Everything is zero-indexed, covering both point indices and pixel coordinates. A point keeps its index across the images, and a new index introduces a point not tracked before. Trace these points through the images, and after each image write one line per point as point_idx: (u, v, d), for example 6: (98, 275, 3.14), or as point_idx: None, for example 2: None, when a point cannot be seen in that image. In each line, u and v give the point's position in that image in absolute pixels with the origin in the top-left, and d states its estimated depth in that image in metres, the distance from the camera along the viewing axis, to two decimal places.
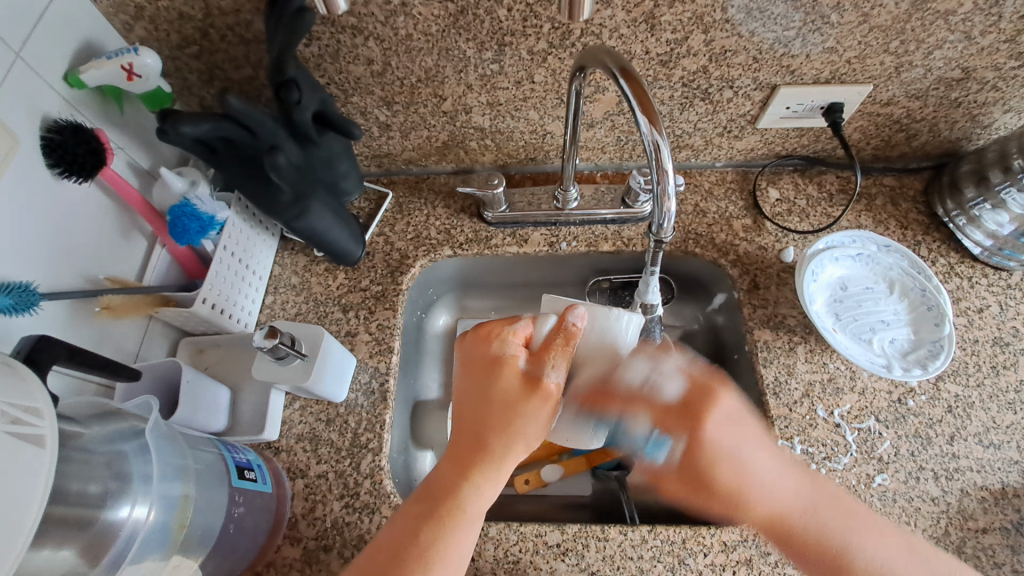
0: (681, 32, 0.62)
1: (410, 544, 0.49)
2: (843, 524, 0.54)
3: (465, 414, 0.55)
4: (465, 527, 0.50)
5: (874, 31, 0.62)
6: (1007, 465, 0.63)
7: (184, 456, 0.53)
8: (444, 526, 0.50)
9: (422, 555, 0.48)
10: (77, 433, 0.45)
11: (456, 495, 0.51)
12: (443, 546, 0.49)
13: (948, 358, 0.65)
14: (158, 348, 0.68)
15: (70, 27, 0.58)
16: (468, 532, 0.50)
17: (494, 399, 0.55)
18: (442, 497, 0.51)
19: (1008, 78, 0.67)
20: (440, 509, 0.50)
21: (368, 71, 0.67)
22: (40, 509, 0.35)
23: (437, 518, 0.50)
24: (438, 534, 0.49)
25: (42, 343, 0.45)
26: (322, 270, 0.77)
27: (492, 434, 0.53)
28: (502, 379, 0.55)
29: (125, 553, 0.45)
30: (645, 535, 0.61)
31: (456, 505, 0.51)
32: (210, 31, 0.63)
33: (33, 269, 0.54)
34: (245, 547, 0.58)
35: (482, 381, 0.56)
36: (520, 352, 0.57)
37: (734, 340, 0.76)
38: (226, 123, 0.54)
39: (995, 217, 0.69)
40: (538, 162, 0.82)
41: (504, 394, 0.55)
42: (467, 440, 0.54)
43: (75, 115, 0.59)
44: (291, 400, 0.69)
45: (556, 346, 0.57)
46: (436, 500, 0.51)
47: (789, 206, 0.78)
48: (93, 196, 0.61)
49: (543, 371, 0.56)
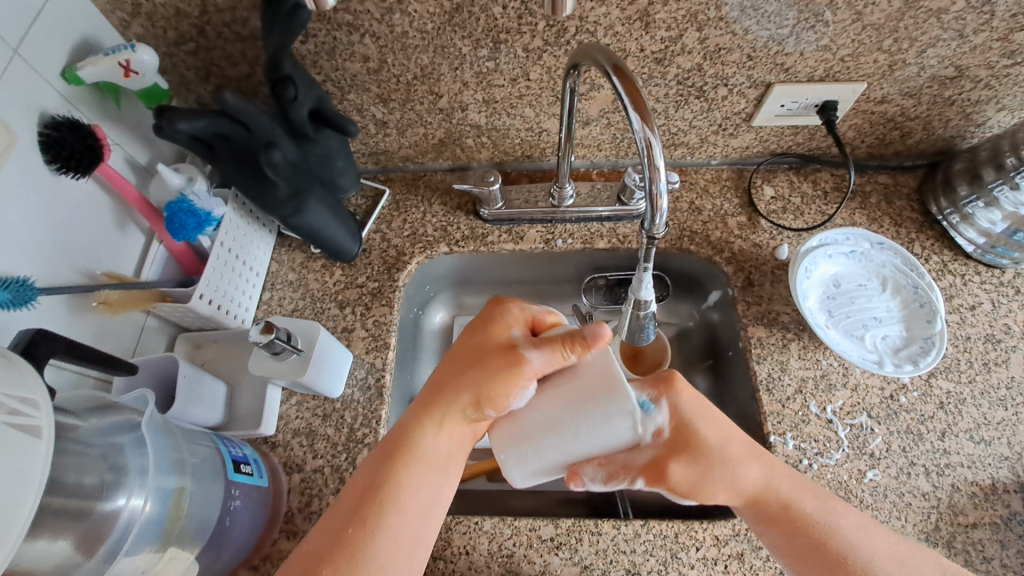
0: (675, 30, 0.62)
1: (364, 500, 0.50)
2: (846, 521, 0.53)
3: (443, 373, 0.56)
4: (413, 468, 0.52)
5: (867, 29, 0.62)
6: (998, 461, 0.63)
7: (181, 449, 0.53)
8: (393, 471, 0.51)
9: (372, 501, 0.50)
10: (74, 426, 0.46)
11: (409, 441, 0.53)
12: (387, 494, 0.50)
13: (939, 355, 0.65)
14: (156, 344, 0.68)
15: (67, 24, 0.58)
16: (416, 480, 0.51)
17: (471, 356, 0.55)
18: (398, 440, 0.53)
19: (1001, 77, 0.67)
20: (394, 452, 0.52)
21: (364, 68, 0.68)
22: (35, 499, 0.36)
23: (392, 462, 0.52)
24: (385, 479, 0.51)
25: (39, 337, 0.45)
26: (318, 266, 0.77)
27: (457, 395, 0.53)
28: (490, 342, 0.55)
29: (120, 545, 0.45)
30: (638, 529, 0.61)
31: (406, 450, 0.52)
32: (207, 28, 0.64)
33: (30, 264, 0.54)
34: (241, 541, 0.58)
35: (471, 339, 0.57)
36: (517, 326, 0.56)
37: (728, 337, 0.76)
38: (221, 120, 0.54)
39: (988, 215, 0.70)
40: (534, 160, 0.82)
41: (482, 364, 0.54)
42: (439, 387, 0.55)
43: (72, 111, 0.59)
44: (287, 395, 0.69)
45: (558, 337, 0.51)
46: (393, 446, 0.53)
47: (784, 204, 0.78)
48: (90, 193, 0.61)
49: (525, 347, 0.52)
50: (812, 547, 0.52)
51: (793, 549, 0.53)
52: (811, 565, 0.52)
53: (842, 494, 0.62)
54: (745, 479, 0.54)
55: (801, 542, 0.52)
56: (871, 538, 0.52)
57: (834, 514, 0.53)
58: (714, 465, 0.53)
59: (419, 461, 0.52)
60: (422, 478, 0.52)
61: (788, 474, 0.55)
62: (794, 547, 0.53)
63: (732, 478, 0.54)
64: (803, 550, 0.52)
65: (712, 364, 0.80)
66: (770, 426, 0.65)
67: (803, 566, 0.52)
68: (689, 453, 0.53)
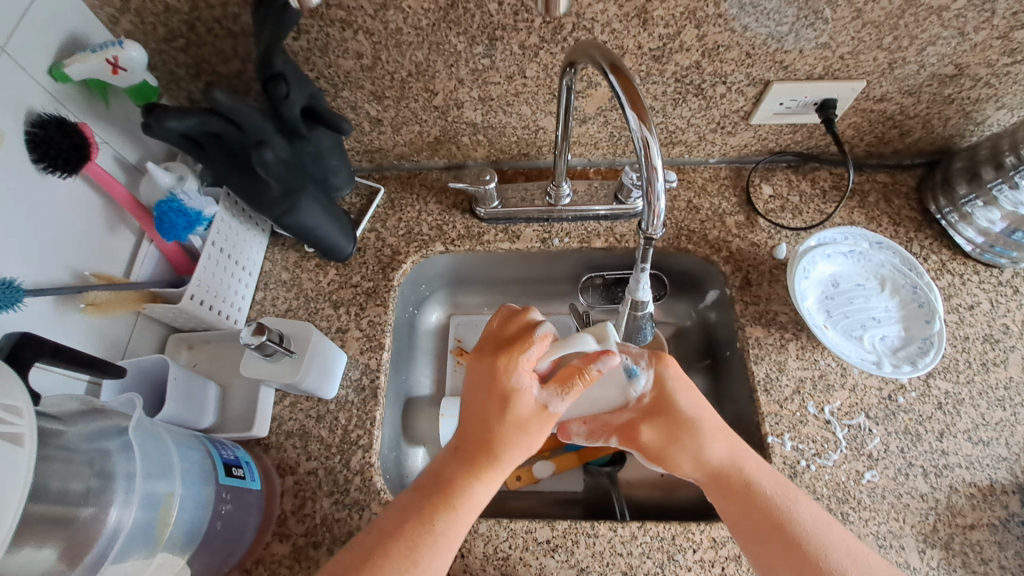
0: (673, 27, 0.61)
1: (418, 526, 0.49)
2: (803, 507, 0.53)
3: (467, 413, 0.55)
4: (460, 518, 0.50)
5: (867, 27, 0.61)
6: (995, 462, 0.63)
7: (169, 454, 0.52)
8: (436, 522, 0.50)
9: (429, 544, 0.49)
10: (59, 431, 0.45)
11: (451, 493, 0.51)
12: (440, 537, 0.49)
13: (937, 355, 0.65)
14: (146, 344, 0.67)
15: (54, 19, 0.57)
16: (466, 523, 0.51)
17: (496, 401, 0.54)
18: (445, 491, 0.51)
19: (1001, 75, 0.66)
20: (446, 501, 0.51)
21: (358, 65, 0.67)
22: (17, 508, 0.35)
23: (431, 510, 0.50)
24: (440, 525, 0.49)
25: (23, 341, 0.44)
26: (312, 266, 0.76)
27: (495, 427, 0.53)
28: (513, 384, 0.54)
29: (106, 553, 0.45)
30: (635, 531, 0.61)
31: (455, 498, 0.51)
32: (197, 24, 0.62)
33: (18, 266, 0.53)
34: (233, 544, 0.57)
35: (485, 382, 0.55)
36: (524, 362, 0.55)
37: (726, 337, 0.76)
38: (213, 119, 0.53)
39: (987, 214, 0.69)
40: (530, 158, 0.81)
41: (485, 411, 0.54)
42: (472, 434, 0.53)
43: (60, 109, 0.58)
44: (281, 397, 0.68)
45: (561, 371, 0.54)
46: (432, 495, 0.51)
47: (782, 203, 0.78)
48: (78, 192, 0.60)
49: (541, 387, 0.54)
50: (756, 522, 0.52)
51: (751, 523, 0.53)
52: (762, 546, 0.52)
53: (839, 496, 0.62)
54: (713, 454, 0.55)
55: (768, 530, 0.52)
56: (825, 523, 0.52)
57: (792, 496, 0.53)
58: (684, 434, 0.56)
59: (467, 508, 0.51)
60: (467, 525, 0.51)
61: (754, 459, 0.56)
62: (753, 533, 0.52)
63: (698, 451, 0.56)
64: (759, 527, 0.52)
65: (710, 363, 0.79)
66: (768, 427, 0.65)
67: (756, 547, 0.52)
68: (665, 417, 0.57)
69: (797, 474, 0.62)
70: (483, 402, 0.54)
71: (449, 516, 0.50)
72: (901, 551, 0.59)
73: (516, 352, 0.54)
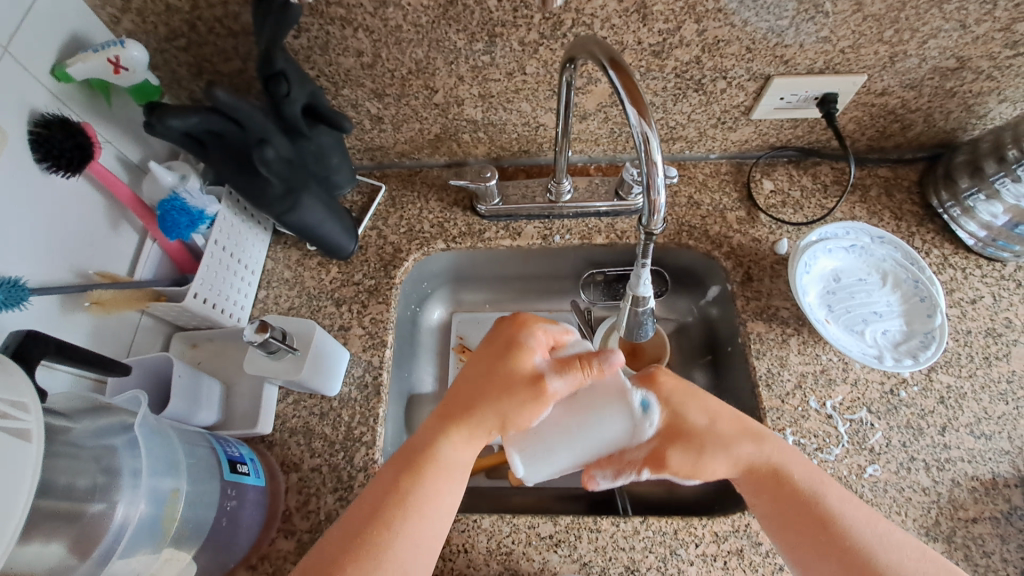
0: (673, 22, 0.61)
1: (386, 499, 0.50)
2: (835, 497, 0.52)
3: (461, 386, 0.56)
4: (441, 479, 0.52)
5: (867, 20, 0.61)
6: (998, 456, 0.63)
7: (174, 451, 0.52)
8: (407, 484, 0.51)
9: (398, 507, 0.50)
10: (65, 428, 0.45)
11: (428, 452, 0.52)
12: (412, 503, 0.50)
13: (938, 349, 0.65)
14: (151, 343, 0.68)
15: (56, 19, 0.57)
16: (438, 487, 0.51)
17: (495, 374, 0.54)
18: (416, 452, 0.53)
19: (1003, 68, 0.66)
20: (413, 463, 0.52)
21: (358, 63, 0.67)
22: (26, 503, 0.36)
23: (418, 469, 0.51)
24: (409, 487, 0.51)
25: (30, 339, 0.45)
26: (314, 264, 0.76)
27: (485, 402, 0.54)
28: (515, 362, 0.54)
29: (114, 548, 0.45)
30: (637, 526, 0.61)
31: (428, 462, 0.52)
32: (198, 23, 0.63)
33: (22, 266, 0.54)
34: (238, 540, 0.58)
35: (495, 357, 0.56)
36: (539, 349, 0.56)
37: (727, 332, 0.76)
38: (214, 117, 0.53)
39: (989, 208, 0.69)
40: (531, 155, 0.81)
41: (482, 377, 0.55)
42: (461, 401, 0.55)
43: (62, 109, 0.58)
44: (284, 394, 0.69)
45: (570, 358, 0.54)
46: (413, 453, 0.53)
47: (783, 198, 0.77)
48: (81, 191, 0.60)
49: (548, 373, 0.53)
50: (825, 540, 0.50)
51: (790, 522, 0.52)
52: (796, 539, 0.51)
53: None
54: (738, 463, 0.55)
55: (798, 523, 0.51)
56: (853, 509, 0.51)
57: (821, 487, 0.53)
58: (705, 456, 0.55)
59: (442, 471, 0.52)
60: (444, 488, 0.52)
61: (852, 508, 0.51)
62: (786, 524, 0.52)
63: (723, 464, 0.55)
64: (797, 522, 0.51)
65: (712, 359, 0.79)
66: (770, 422, 0.65)
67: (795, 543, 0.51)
68: (684, 442, 0.55)
69: None
70: (476, 378, 0.55)
71: (421, 478, 0.51)
72: None
73: (529, 328, 0.57)
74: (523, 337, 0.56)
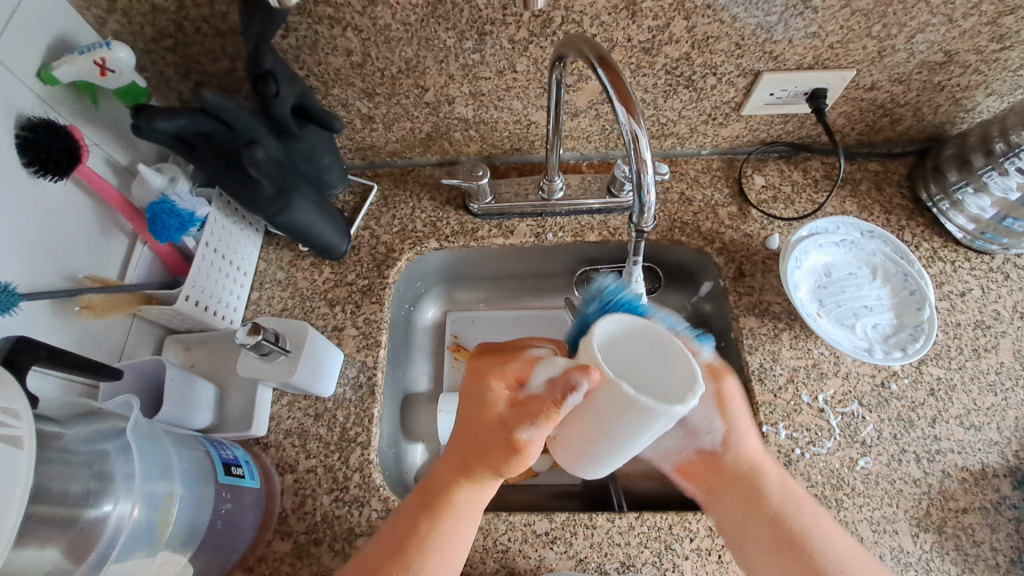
0: (662, 19, 0.61)
1: (406, 538, 0.49)
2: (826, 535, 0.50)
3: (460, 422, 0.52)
4: (459, 523, 0.50)
5: (855, 15, 0.61)
6: (987, 446, 0.64)
7: (168, 455, 0.52)
8: (430, 532, 0.49)
9: (417, 550, 0.49)
10: (58, 433, 0.45)
11: (444, 499, 0.50)
12: (434, 545, 0.49)
13: (927, 341, 0.65)
14: (143, 347, 0.67)
15: (40, 21, 0.57)
16: (457, 533, 0.50)
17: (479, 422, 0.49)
18: (432, 495, 0.51)
19: (990, 61, 0.67)
20: (431, 505, 0.50)
21: (348, 62, 0.67)
22: (18, 511, 0.35)
23: (433, 513, 0.50)
24: (429, 531, 0.49)
25: (21, 344, 0.44)
26: (307, 264, 0.76)
27: (479, 455, 0.49)
28: (494, 396, 0.49)
29: (109, 553, 0.45)
30: (633, 521, 0.61)
31: (443, 506, 0.50)
32: (185, 23, 0.62)
33: (11, 271, 0.53)
34: (234, 542, 0.58)
35: (473, 399, 0.50)
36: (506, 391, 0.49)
37: (720, 326, 0.76)
38: (201, 118, 0.53)
39: (978, 201, 0.69)
40: (522, 153, 0.81)
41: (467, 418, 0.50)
42: (461, 442, 0.51)
43: (49, 112, 0.58)
44: (279, 396, 0.68)
45: (538, 403, 0.46)
46: (429, 494, 0.51)
47: (774, 193, 0.78)
48: (69, 195, 0.60)
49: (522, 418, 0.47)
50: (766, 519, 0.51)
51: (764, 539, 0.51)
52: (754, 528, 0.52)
53: (834, 483, 0.62)
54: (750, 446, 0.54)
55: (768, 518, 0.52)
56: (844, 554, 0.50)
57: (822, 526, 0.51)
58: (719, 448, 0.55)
59: (460, 514, 0.50)
60: (463, 527, 0.50)
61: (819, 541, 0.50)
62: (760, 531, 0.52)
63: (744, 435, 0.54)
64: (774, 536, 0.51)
65: None
66: (763, 416, 0.65)
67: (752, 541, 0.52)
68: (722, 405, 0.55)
69: (791, 462, 0.63)
70: (471, 418, 0.50)
71: (438, 521, 0.50)
72: (895, 535, 0.60)
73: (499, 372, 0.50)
74: (493, 387, 0.50)
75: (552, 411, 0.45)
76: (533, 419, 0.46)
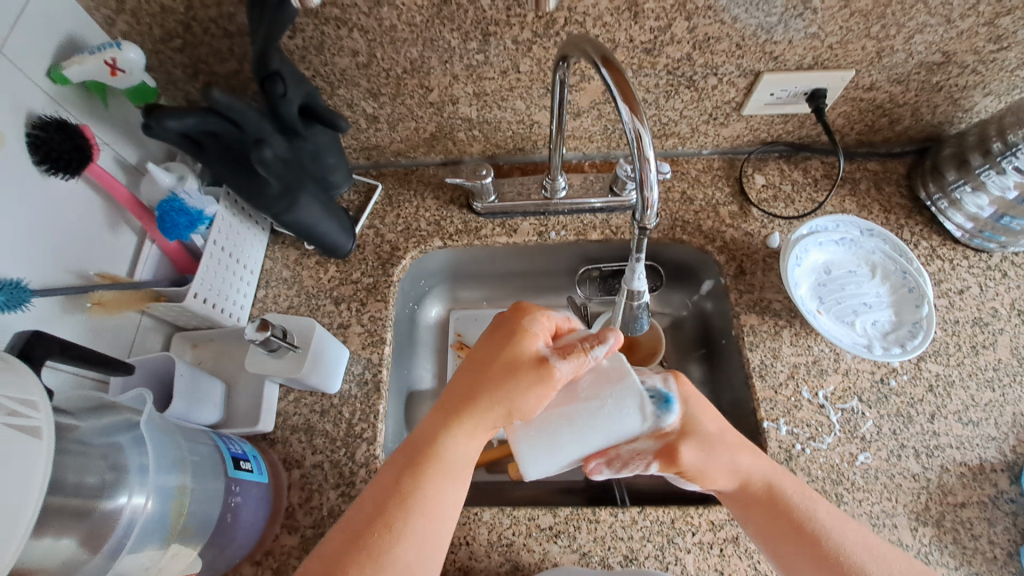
0: (664, 20, 0.62)
1: (388, 497, 0.49)
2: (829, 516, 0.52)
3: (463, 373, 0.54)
4: (444, 474, 0.50)
5: (854, 16, 0.62)
6: (985, 442, 0.64)
7: (180, 449, 0.53)
8: (416, 484, 0.50)
9: (400, 506, 0.48)
10: (73, 426, 0.45)
11: (432, 449, 0.51)
12: (422, 501, 0.49)
13: (925, 338, 0.66)
14: (151, 343, 0.68)
15: (51, 22, 0.58)
16: (441, 487, 0.50)
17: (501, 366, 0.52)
18: (421, 447, 0.51)
19: (987, 61, 0.67)
20: (414, 463, 0.50)
21: (354, 63, 0.68)
22: (37, 499, 0.36)
23: (421, 465, 0.50)
24: (416, 485, 0.49)
25: (36, 338, 0.45)
26: (313, 263, 0.77)
27: (486, 396, 0.52)
28: (515, 350, 0.53)
29: (124, 542, 0.46)
30: (635, 516, 0.62)
31: (430, 459, 0.51)
32: (193, 24, 0.63)
33: (23, 268, 0.54)
34: (242, 536, 0.59)
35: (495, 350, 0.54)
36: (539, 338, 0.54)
37: (721, 324, 0.77)
38: (211, 117, 0.53)
39: (976, 200, 0.70)
40: (525, 152, 0.82)
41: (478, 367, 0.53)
42: (460, 390, 0.53)
43: (59, 111, 0.59)
44: (285, 392, 0.69)
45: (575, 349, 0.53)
46: (419, 451, 0.51)
47: (774, 192, 0.79)
48: (79, 193, 0.61)
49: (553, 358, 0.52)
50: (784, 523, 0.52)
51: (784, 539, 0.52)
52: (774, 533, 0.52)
53: (834, 477, 0.63)
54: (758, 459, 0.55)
55: (778, 516, 0.53)
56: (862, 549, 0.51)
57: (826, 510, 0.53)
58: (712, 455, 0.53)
59: (444, 468, 0.51)
60: (447, 484, 0.51)
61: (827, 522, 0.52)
62: (769, 528, 0.53)
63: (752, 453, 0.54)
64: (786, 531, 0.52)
65: (706, 352, 0.81)
66: (763, 412, 0.66)
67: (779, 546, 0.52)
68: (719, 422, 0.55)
69: (792, 457, 0.64)
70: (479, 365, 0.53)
71: (423, 475, 0.50)
72: (894, 529, 0.61)
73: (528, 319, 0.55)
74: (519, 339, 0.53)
75: (547, 374, 0.51)
76: (536, 375, 0.51)
